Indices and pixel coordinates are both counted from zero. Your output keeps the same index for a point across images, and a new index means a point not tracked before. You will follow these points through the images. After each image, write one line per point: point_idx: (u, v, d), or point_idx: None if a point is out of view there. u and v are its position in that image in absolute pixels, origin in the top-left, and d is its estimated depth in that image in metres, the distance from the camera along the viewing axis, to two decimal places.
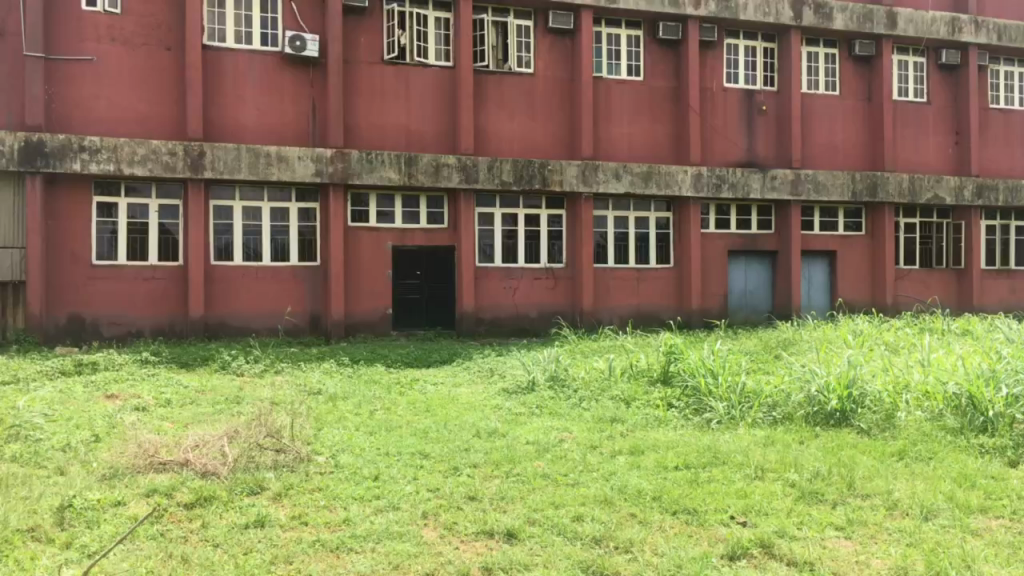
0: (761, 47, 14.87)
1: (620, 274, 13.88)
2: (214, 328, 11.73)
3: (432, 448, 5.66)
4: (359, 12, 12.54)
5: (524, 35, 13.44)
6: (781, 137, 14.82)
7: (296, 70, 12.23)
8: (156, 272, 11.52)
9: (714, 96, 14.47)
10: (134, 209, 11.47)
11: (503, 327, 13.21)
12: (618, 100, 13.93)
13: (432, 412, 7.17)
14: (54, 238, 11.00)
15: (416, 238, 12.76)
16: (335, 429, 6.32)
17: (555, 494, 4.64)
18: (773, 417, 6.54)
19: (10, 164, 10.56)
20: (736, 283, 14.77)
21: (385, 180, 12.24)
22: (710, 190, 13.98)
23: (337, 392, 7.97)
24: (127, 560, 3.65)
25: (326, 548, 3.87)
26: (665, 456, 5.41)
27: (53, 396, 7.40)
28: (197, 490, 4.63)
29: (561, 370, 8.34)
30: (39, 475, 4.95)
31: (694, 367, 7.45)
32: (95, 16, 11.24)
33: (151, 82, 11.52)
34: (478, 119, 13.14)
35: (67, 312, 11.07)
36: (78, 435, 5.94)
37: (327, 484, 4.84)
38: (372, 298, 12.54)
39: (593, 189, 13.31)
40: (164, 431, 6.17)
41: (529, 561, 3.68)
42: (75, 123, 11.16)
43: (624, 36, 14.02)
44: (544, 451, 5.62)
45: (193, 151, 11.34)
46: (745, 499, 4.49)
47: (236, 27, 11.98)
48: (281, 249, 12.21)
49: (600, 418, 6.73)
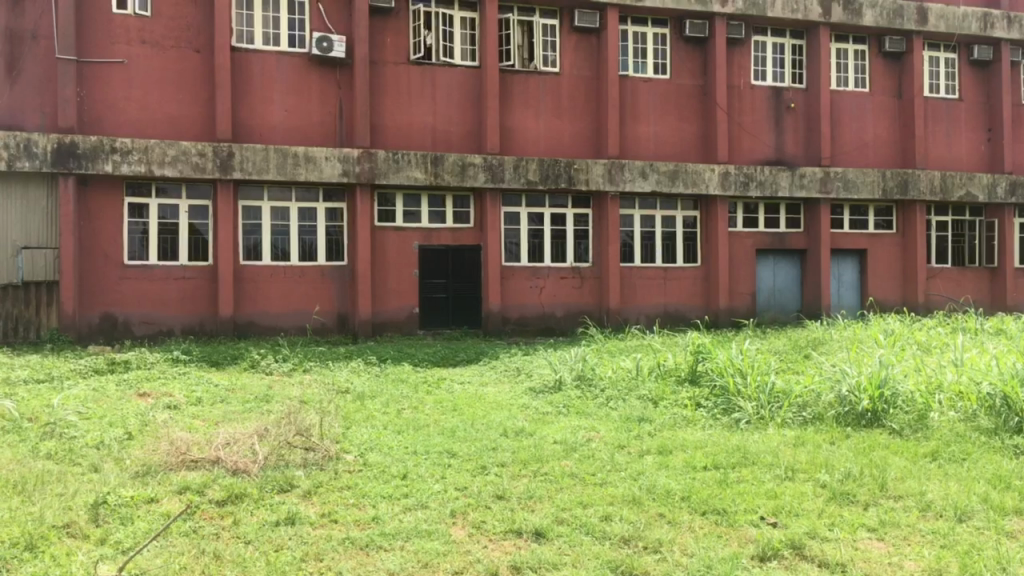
0: (789, 44, 14.74)
1: (646, 273, 13.82)
2: (243, 328, 11.85)
3: (459, 447, 5.67)
4: (385, 12, 12.57)
5: (549, 34, 13.44)
6: (809, 135, 14.69)
7: (323, 72, 12.31)
8: (187, 272, 11.65)
9: (742, 93, 14.36)
10: (165, 209, 11.60)
11: (530, 326, 13.21)
12: (644, 98, 13.86)
13: (459, 411, 7.20)
14: (87, 239, 11.14)
15: (442, 238, 12.81)
16: (364, 428, 6.36)
17: (583, 493, 4.63)
18: (804, 417, 6.48)
19: (43, 165, 10.72)
20: (764, 281, 14.63)
21: (411, 180, 12.28)
22: (738, 188, 13.89)
23: (365, 391, 8.01)
24: (161, 556, 3.70)
25: (356, 545, 3.89)
26: (693, 456, 5.38)
27: (88, 394, 7.52)
28: (228, 487, 4.66)
29: (588, 370, 8.34)
30: (75, 473, 5.02)
31: (722, 367, 7.43)
32: (126, 19, 11.38)
33: (181, 84, 11.64)
34: (504, 119, 13.14)
35: (100, 311, 11.22)
36: (113, 433, 6.02)
37: (356, 482, 4.87)
38: (398, 297, 12.59)
39: (619, 188, 13.29)
40: (196, 430, 6.25)
41: (558, 560, 3.68)
42: (106, 125, 11.30)
43: (650, 34, 13.96)
44: (571, 451, 5.61)
45: (222, 152, 11.44)
46: (776, 500, 4.46)
47: (264, 29, 12.08)
48: (309, 249, 12.28)
49: (627, 418, 6.71)
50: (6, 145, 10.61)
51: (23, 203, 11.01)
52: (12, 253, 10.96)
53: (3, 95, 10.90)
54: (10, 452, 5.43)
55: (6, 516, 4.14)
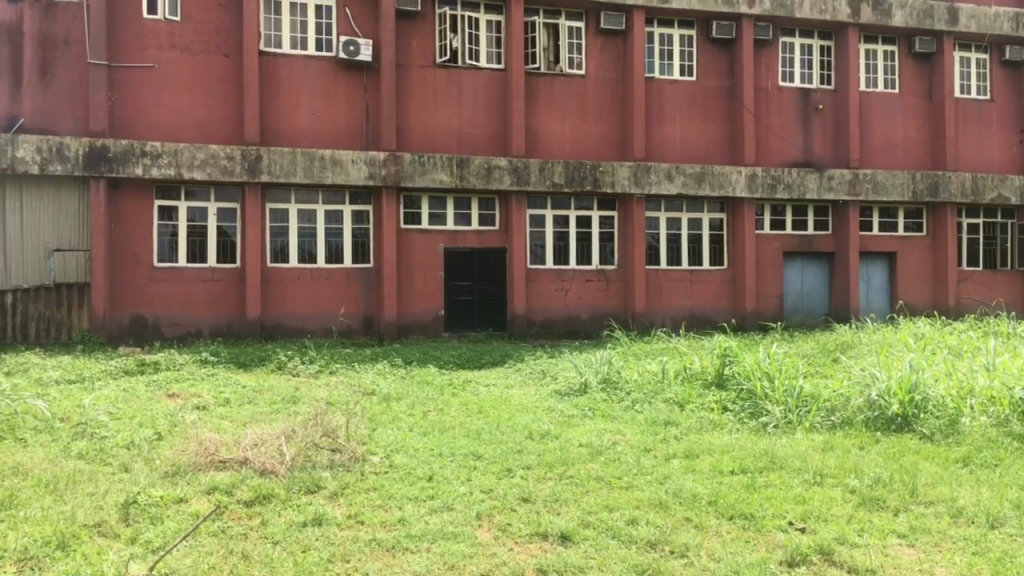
0: (817, 45, 14.62)
1: (672, 276, 13.75)
2: (271, 329, 11.94)
3: (485, 450, 5.68)
4: (411, 16, 12.63)
5: (575, 37, 13.43)
6: (838, 137, 14.56)
7: (350, 75, 12.38)
8: (215, 274, 11.75)
9: (770, 95, 14.26)
10: (194, 212, 11.72)
11: (555, 329, 13.19)
12: (671, 100, 13.81)
13: (485, 413, 7.20)
14: (117, 241, 11.28)
15: (468, 240, 12.84)
16: (389, 429, 6.38)
17: (608, 496, 4.62)
18: (833, 421, 6.42)
19: (75, 169, 10.88)
20: (792, 284, 14.51)
21: (436, 182, 12.32)
22: (765, 190, 13.79)
23: (391, 394, 8.04)
24: (190, 555, 3.73)
25: (383, 547, 3.91)
26: (720, 460, 5.35)
27: (118, 395, 7.61)
28: (256, 488, 4.70)
29: (614, 372, 8.33)
30: (106, 472, 5.09)
31: (749, 371, 7.38)
32: (156, 24, 11.52)
33: (210, 88, 11.76)
34: (530, 121, 13.15)
35: (130, 312, 11.36)
36: (142, 433, 6.09)
37: (382, 484, 4.89)
38: (424, 299, 12.62)
39: (645, 191, 13.25)
40: (224, 430, 6.31)
41: (584, 564, 3.67)
42: (136, 129, 11.44)
43: (676, 36, 13.91)
44: (597, 454, 5.59)
45: (250, 155, 11.54)
46: (804, 505, 4.42)
47: (292, 33, 12.18)
48: (335, 251, 12.35)
49: (653, 421, 6.68)
50: (39, 148, 10.77)
51: (56, 206, 11.16)
52: (44, 255, 11.11)
53: (36, 100, 11.05)
54: (43, 452, 5.50)
55: (38, 515, 4.20)
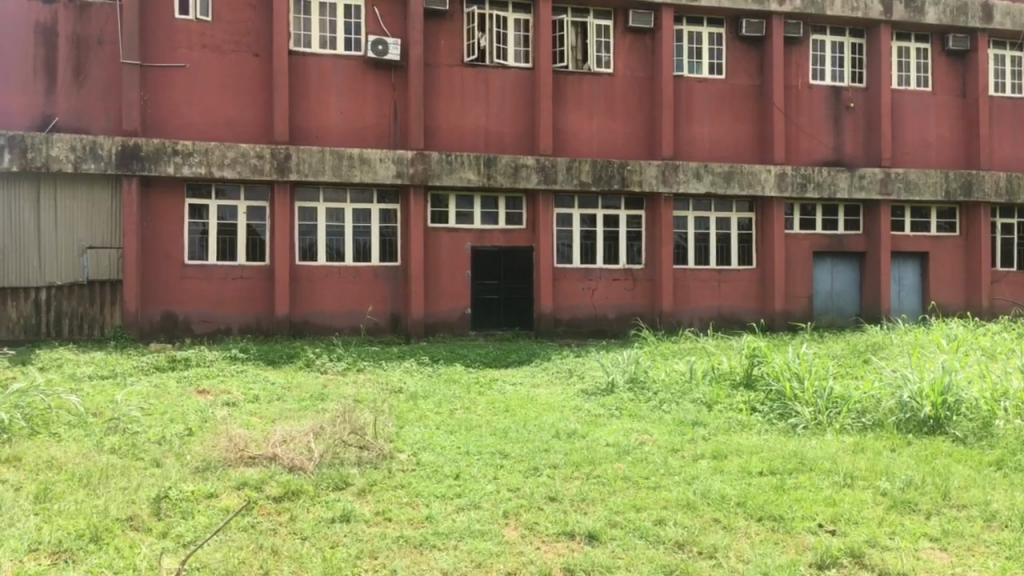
0: (848, 43, 14.46)
1: (700, 276, 13.67)
2: (299, 326, 12.03)
3: (512, 448, 5.68)
4: (439, 16, 12.66)
5: (603, 35, 13.39)
6: (869, 136, 14.41)
7: (378, 74, 12.44)
8: (244, 271, 11.86)
9: (800, 93, 14.13)
10: (224, 210, 11.84)
11: (582, 328, 13.16)
12: (699, 99, 13.73)
13: (511, 412, 7.20)
14: (149, 239, 11.42)
15: (495, 239, 12.85)
16: (416, 427, 6.40)
17: (635, 496, 4.60)
18: (864, 423, 6.36)
19: (108, 167, 11.03)
20: (821, 284, 14.37)
21: (464, 181, 12.34)
22: (795, 190, 13.67)
23: (418, 391, 8.06)
24: (220, 550, 3.77)
25: (410, 544, 3.92)
26: (749, 461, 5.32)
27: (150, 391, 7.71)
28: (285, 484, 4.74)
29: (641, 372, 8.29)
30: (137, 467, 5.15)
31: (778, 371, 7.33)
32: (187, 25, 11.65)
33: (240, 88, 11.87)
34: (558, 120, 13.13)
35: (161, 309, 11.50)
36: (173, 428, 6.16)
37: (410, 481, 4.90)
38: (451, 298, 12.65)
39: (672, 189, 13.18)
40: (253, 426, 6.36)
41: (611, 563, 3.66)
42: (167, 128, 11.57)
43: (705, 34, 13.82)
44: (624, 454, 5.57)
45: (280, 154, 11.63)
46: (834, 507, 4.37)
47: (321, 33, 12.25)
48: (363, 249, 12.41)
49: (681, 421, 6.65)
50: (73, 147, 10.93)
51: (89, 204, 11.31)
52: (77, 253, 11.27)
53: (70, 99, 11.21)
54: (76, 447, 5.58)
55: (72, 508, 4.26)
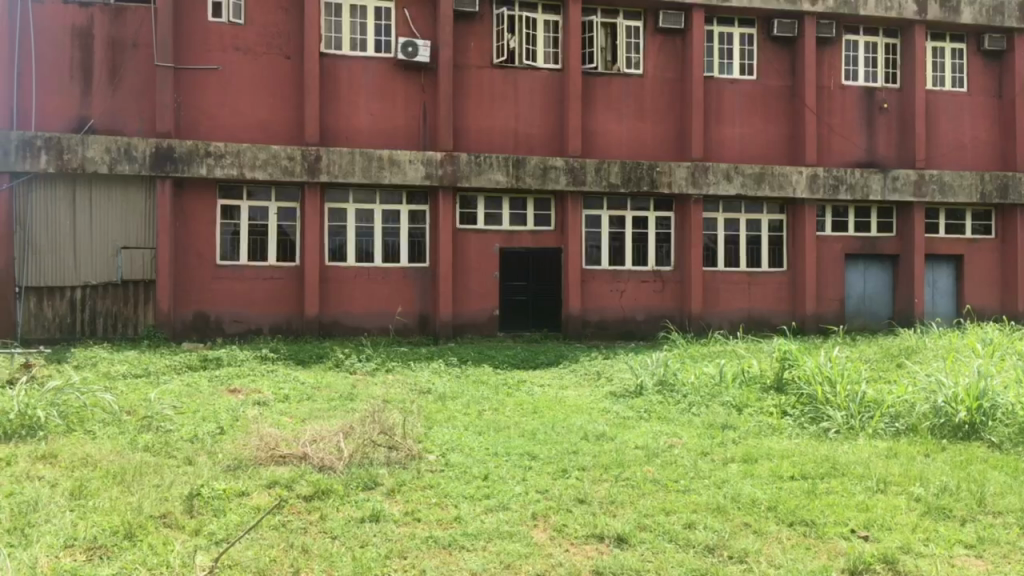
0: (882, 43, 14.29)
1: (730, 278, 13.58)
2: (329, 327, 12.12)
3: (540, 450, 5.68)
4: (469, 17, 12.69)
5: (633, 36, 13.35)
6: (903, 137, 14.23)
7: (408, 76, 12.49)
8: (275, 272, 11.96)
9: (832, 93, 13.99)
10: (255, 211, 11.95)
11: (610, 330, 13.12)
12: (730, 99, 13.64)
13: (540, 413, 7.21)
14: (182, 239, 11.56)
15: (523, 240, 12.85)
16: (445, 428, 6.43)
17: (664, 500, 4.58)
18: (897, 427, 6.28)
19: (142, 169, 11.18)
20: (853, 287, 14.21)
21: (493, 183, 12.36)
22: (827, 191, 13.54)
23: (446, 392, 8.09)
24: (252, 548, 3.81)
25: (439, 545, 3.93)
26: (779, 465, 5.27)
27: (182, 390, 7.80)
28: (315, 483, 4.77)
29: (670, 375, 8.24)
30: (170, 465, 5.21)
31: (810, 374, 7.26)
32: (220, 27, 11.77)
33: (272, 89, 11.97)
34: (587, 121, 13.11)
35: (193, 309, 11.63)
36: (206, 427, 6.23)
37: (439, 482, 4.91)
38: (479, 299, 12.67)
39: (702, 191, 13.11)
40: (283, 425, 6.42)
41: (640, 566, 3.64)
42: (200, 129, 11.70)
43: (736, 35, 13.73)
44: (653, 456, 5.55)
45: (310, 156, 11.72)
46: (867, 513, 4.32)
47: (352, 35, 12.34)
48: (392, 250, 12.47)
49: (710, 424, 6.61)
50: (108, 149, 11.10)
51: (124, 205, 11.47)
52: (112, 253, 11.43)
53: (105, 102, 11.38)
54: (111, 444, 5.66)
55: (107, 505, 4.32)
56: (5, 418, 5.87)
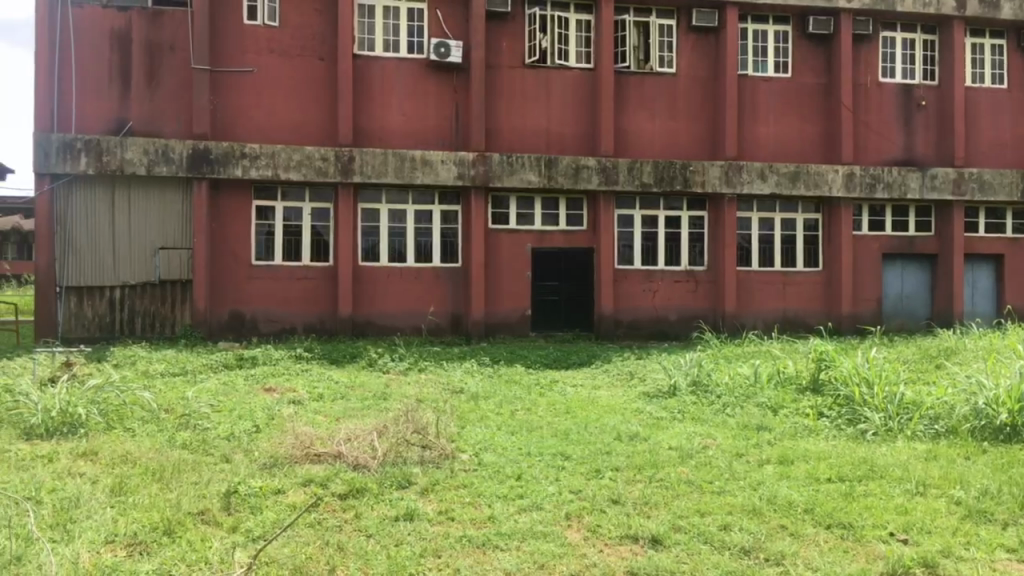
0: (920, 39, 14.05)
1: (764, 278, 13.45)
2: (362, 327, 12.20)
3: (573, 450, 5.67)
4: (501, 17, 12.71)
5: (666, 35, 13.27)
6: (941, 135, 14.02)
7: (440, 77, 12.54)
8: (309, 272, 12.05)
9: (869, 91, 13.80)
10: (289, 211, 12.05)
11: (643, 330, 13.07)
12: (764, 97, 13.51)
13: (573, 414, 7.19)
14: (218, 240, 11.69)
15: (555, 240, 12.83)
16: (478, 427, 6.44)
17: (699, 501, 4.55)
18: (936, 429, 6.19)
19: (179, 170, 11.34)
20: (891, 287, 14.01)
21: (525, 183, 12.37)
22: (863, 190, 13.39)
23: (479, 392, 8.10)
24: (288, 545, 3.84)
25: (473, 544, 3.94)
26: (816, 467, 5.22)
27: (219, 388, 7.89)
28: (350, 482, 4.80)
29: (704, 375, 8.17)
30: (207, 463, 5.27)
31: (847, 375, 7.17)
32: (256, 30, 11.88)
33: (306, 91, 12.08)
34: (620, 121, 13.06)
35: (229, 309, 11.77)
36: (242, 425, 6.30)
37: (472, 481, 4.92)
38: (511, 298, 12.67)
39: (736, 190, 13.02)
40: (319, 424, 6.48)
41: (675, 568, 3.62)
42: (236, 130, 11.83)
43: (771, 32, 13.60)
44: (687, 458, 5.52)
45: (344, 156, 11.81)
46: (906, 516, 4.26)
47: (384, 36, 12.40)
48: (424, 250, 12.51)
49: (746, 425, 6.55)
50: (146, 151, 11.28)
51: (161, 206, 11.62)
52: (150, 253, 11.59)
53: (143, 104, 11.54)
54: (149, 442, 5.75)
55: (146, 502, 4.38)
56: (47, 415, 5.99)
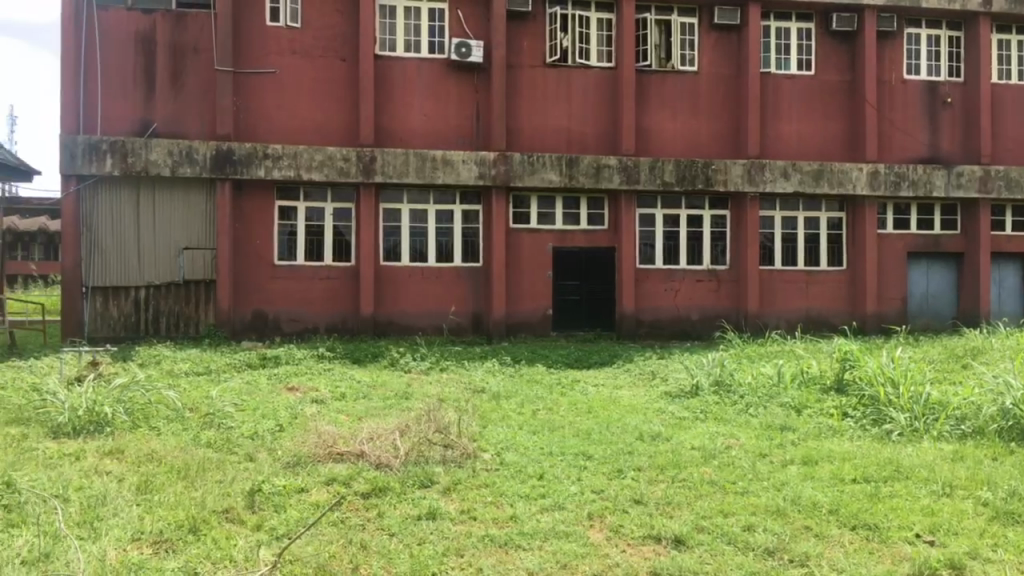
0: (945, 36, 13.91)
1: (787, 277, 13.36)
2: (384, 326, 12.25)
3: (595, 450, 5.66)
4: (522, 17, 12.70)
5: (688, 33, 13.21)
6: (967, 132, 13.87)
7: (461, 76, 12.55)
8: (331, 272, 12.11)
9: (893, 88, 13.67)
10: (311, 211, 12.11)
11: (664, 329, 13.03)
12: (787, 95, 13.42)
13: (594, 413, 7.17)
14: (241, 240, 11.78)
15: (577, 239, 12.81)
16: (499, 427, 6.44)
17: (723, 501, 4.53)
18: (963, 430, 6.12)
19: (203, 171, 11.43)
20: (916, 286, 13.88)
21: (546, 182, 12.37)
22: (888, 188, 13.26)
23: (500, 391, 8.11)
24: (312, 544, 3.86)
25: (496, 543, 3.94)
26: (841, 467, 5.17)
27: (242, 388, 7.95)
28: (372, 481, 4.82)
29: (727, 375, 8.13)
30: (232, 461, 5.31)
31: (872, 375, 7.11)
32: (278, 31, 11.96)
33: (328, 92, 12.13)
34: (641, 120, 13.02)
35: (252, 309, 11.85)
36: (265, 424, 6.34)
37: (494, 481, 4.93)
38: (532, 298, 12.67)
39: (759, 189, 12.94)
40: (341, 423, 6.51)
41: (698, 568, 3.61)
42: (258, 131, 11.91)
43: (794, 30, 13.50)
44: (710, 458, 5.49)
45: (365, 157, 11.85)
46: (932, 517, 4.22)
47: (406, 36, 12.43)
48: (445, 249, 12.53)
49: (769, 425, 6.51)
50: (170, 152, 11.37)
51: (185, 206, 11.72)
52: (174, 254, 11.69)
53: (167, 106, 11.65)
54: (174, 440, 5.80)
55: (172, 500, 4.42)
56: (74, 414, 6.06)
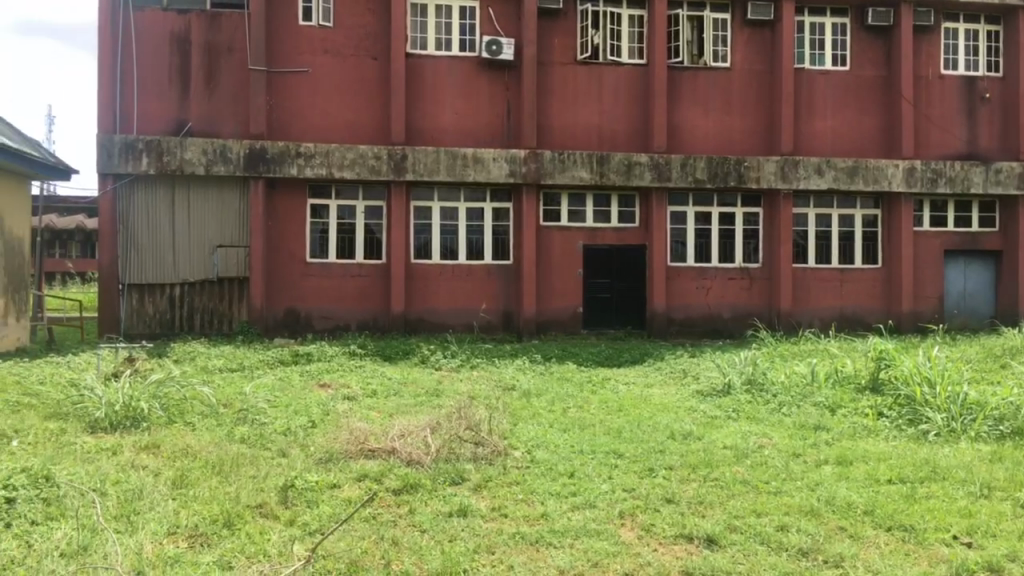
0: (983, 30, 13.67)
1: (820, 275, 13.21)
2: (414, 324, 12.30)
3: (626, 448, 5.63)
4: (553, 15, 12.68)
5: (720, 29, 13.11)
6: (1006, 128, 13.63)
7: (492, 74, 12.55)
8: (362, 269, 12.18)
9: (930, 83, 13.47)
10: (343, 209, 12.18)
11: (696, 327, 12.94)
12: (821, 91, 13.27)
13: (625, 412, 7.14)
14: (274, 238, 11.89)
15: (607, 238, 12.77)
16: (530, 425, 6.44)
17: (755, 501, 4.50)
18: (1001, 431, 6.02)
19: (237, 170, 11.55)
20: (953, 285, 13.66)
21: (577, 180, 12.34)
22: (924, 185, 13.08)
23: (531, 389, 8.11)
24: (344, 539, 3.89)
25: (527, 541, 3.94)
26: (876, 468, 5.10)
27: (275, 384, 8.02)
28: (404, 477, 4.84)
29: (759, 374, 8.05)
30: (265, 457, 5.36)
31: (908, 375, 7.01)
32: (310, 30, 12.04)
33: (360, 90, 12.20)
34: (673, 117, 12.95)
35: (285, 306, 11.97)
36: (297, 420, 6.40)
37: (525, 479, 4.92)
38: (563, 296, 12.66)
39: (792, 186, 12.81)
40: (373, 420, 6.55)
41: (731, 568, 3.58)
42: (291, 130, 12.00)
43: (828, 25, 13.33)
44: (742, 457, 5.44)
45: (396, 155, 11.90)
46: (970, 519, 4.15)
47: (437, 35, 12.46)
48: (476, 247, 12.55)
49: (802, 425, 6.45)
50: (205, 151, 11.50)
51: (219, 205, 11.85)
52: (208, 252, 11.83)
53: (201, 105, 11.77)
54: (208, 436, 5.86)
55: (207, 494, 4.48)
56: (111, 408, 6.15)
